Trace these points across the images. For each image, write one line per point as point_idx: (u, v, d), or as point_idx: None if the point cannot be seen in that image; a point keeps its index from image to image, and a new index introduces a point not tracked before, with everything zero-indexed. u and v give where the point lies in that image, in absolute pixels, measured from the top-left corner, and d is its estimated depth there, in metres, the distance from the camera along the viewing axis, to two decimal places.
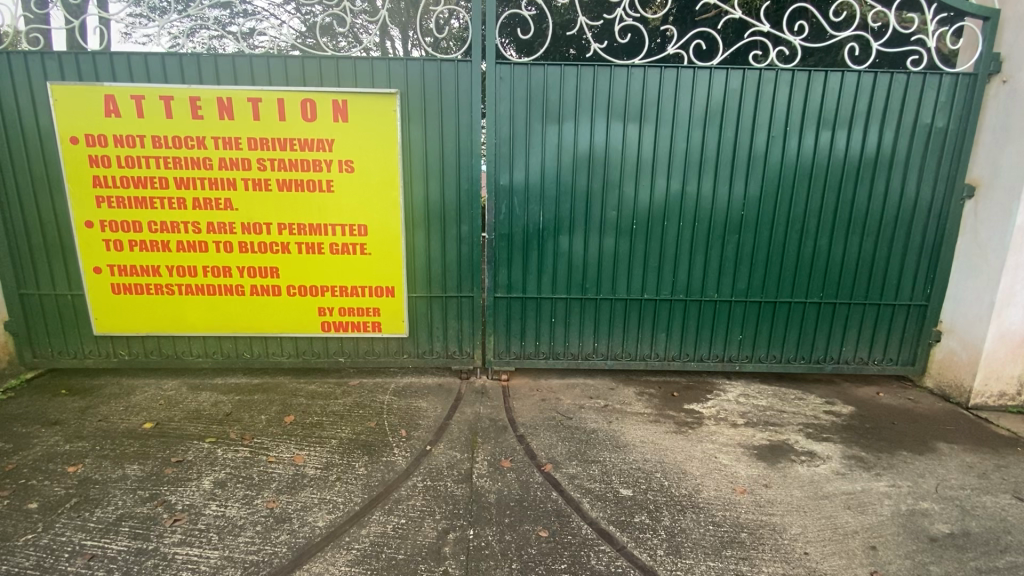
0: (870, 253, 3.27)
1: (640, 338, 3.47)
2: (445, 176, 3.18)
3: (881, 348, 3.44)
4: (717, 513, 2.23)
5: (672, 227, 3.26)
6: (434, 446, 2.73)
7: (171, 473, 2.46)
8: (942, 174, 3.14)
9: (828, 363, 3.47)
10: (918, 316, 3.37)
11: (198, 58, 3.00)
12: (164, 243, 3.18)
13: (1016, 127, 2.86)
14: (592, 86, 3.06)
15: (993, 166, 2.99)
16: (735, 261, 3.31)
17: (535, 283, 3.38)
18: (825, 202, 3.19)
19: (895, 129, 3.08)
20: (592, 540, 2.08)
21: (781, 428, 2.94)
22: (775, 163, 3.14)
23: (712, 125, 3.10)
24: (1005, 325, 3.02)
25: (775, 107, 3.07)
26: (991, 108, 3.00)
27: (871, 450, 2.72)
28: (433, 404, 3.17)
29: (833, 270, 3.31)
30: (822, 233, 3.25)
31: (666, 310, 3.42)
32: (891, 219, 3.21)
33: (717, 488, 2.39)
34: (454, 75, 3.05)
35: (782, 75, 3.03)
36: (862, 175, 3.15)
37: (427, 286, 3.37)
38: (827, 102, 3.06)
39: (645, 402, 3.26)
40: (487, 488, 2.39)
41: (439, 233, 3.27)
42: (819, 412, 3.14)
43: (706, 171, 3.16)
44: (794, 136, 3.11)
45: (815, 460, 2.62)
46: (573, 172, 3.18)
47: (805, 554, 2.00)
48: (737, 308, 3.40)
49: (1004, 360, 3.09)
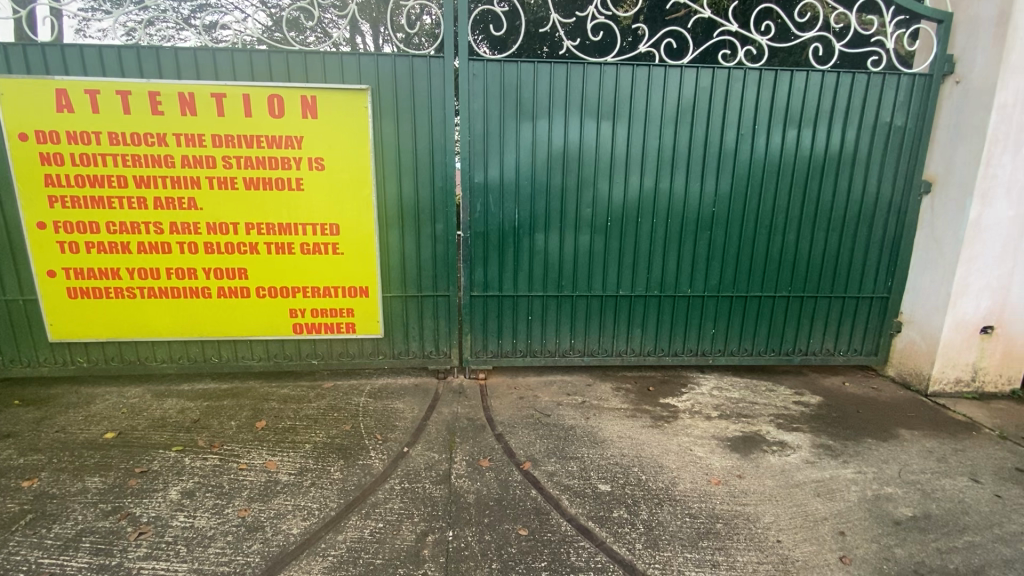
0: (835, 247, 3.37)
1: (615, 335, 3.50)
2: (418, 174, 3.14)
3: (846, 339, 3.56)
4: (694, 505, 2.27)
5: (645, 224, 3.30)
6: (411, 447, 2.70)
7: (135, 485, 2.36)
8: (900, 171, 3.27)
9: (796, 355, 3.57)
10: (880, 308, 3.50)
11: (156, 52, 2.88)
12: (124, 244, 3.04)
13: (968, 126, 2.99)
14: (565, 84, 3.07)
15: (947, 164, 3.12)
16: (708, 257, 3.37)
17: (511, 281, 3.37)
18: (793, 198, 3.28)
19: (857, 127, 3.19)
20: (572, 536, 2.08)
21: (753, 419, 3.02)
22: (744, 160, 3.21)
23: (684, 123, 3.14)
24: (960, 316, 3.16)
25: (743, 106, 3.13)
26: (945, 107, 3.13)
27: (838, 438, 2.81)
28: (410, 405, 3.13)
29: (801, 265, 3.41)
30: (791, 229, 3.34)
31: (640, 306, 3.46)
32: (855, 214, 3.32)
33: (693, 480, 2.44)
34: (427, 72, 3.01)
35: (749, 75, 3.09)
36: (828, 172, 3.25)
37: (402, 286, 3.32)
38: (792, 100, 3.13)
39: (621, 397, 3.29)
40: (466, 488, 2.38)
41: (412, 232, 3.23)
42: (788, 403, 3.23)
43: (678, 169, 3.21)
44: (763, 132, 3.18)
45: (786, 449, 2.69)
46: (548, 170, 3.18)
47: (778, 541, 2.05)
48: (709, 303, 3.47)
49: (960, 349, 3.23)
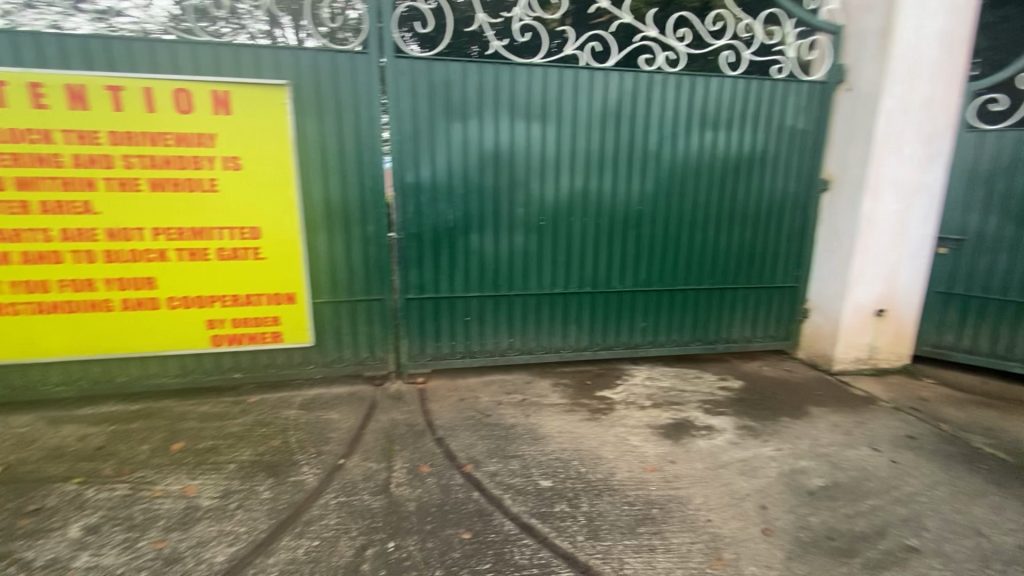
0: (750, 242, 3.63)
1: (552, 332, 3.56)
2: (345, 174, 3.02)
3: (762, 326, 3.84)
4: (631, 493, 2.35)
5: (577, 223, 3.37)
6: (347, 459, 2.59)
7: (27, 525, 2.09)
8: (803, 171, 3.56)
9: (719, 343, 3.81)
10: (790, 296, 3.81)
11: (36, 38, 2.57)
12: (4, 255, 2.69)
13: (858, 130, 3.30)
14: (494, 84, 3.07)
15: (842, 164, 3.44)
16: (637, 253, 3.51)
17: (447, 282, 3.32)
18: (711, 196, 3.49)
19: (765, 130, 3.44)
20: (515, 535, 2.09)
21: (683, 406, 3.18)
22: (667, 161, 3.37)
23: (610, 124, 3.24)
24: (857, 301, 3.49)
25: (664, 109, 3.28)
26: (839, 113, 3.44)
27: (758, 419, 3.02)
28: (345, 415, 3.01)
29: (721, 259, 3.63)
30: (711, 225, 3.55)
31: (576, 303, 3.54)
32: (766, 210, 3.59)
33: (629, 469, 2.53)
34: (350, 68, 2.91)
35: (669, 79, 3.25)
36: (741, 171, 3.48)
37: (332, 291, 3.18)
38: (708, 104, 3.33)
39: (560, 393, 3.35)
40: (406, 496, 2.32)
41: (341, 234, 3.10)
42: (714, 388, 3.43)
43: (606, 169, 3.31)
44: (683, 134, 3.35)
45: (713, 432, 2.86)
46: (480, 170, 3.17)
47: (708, 521, 2.17)
48: (640, 298, 3.61)
49: (857, 331, 3.57)
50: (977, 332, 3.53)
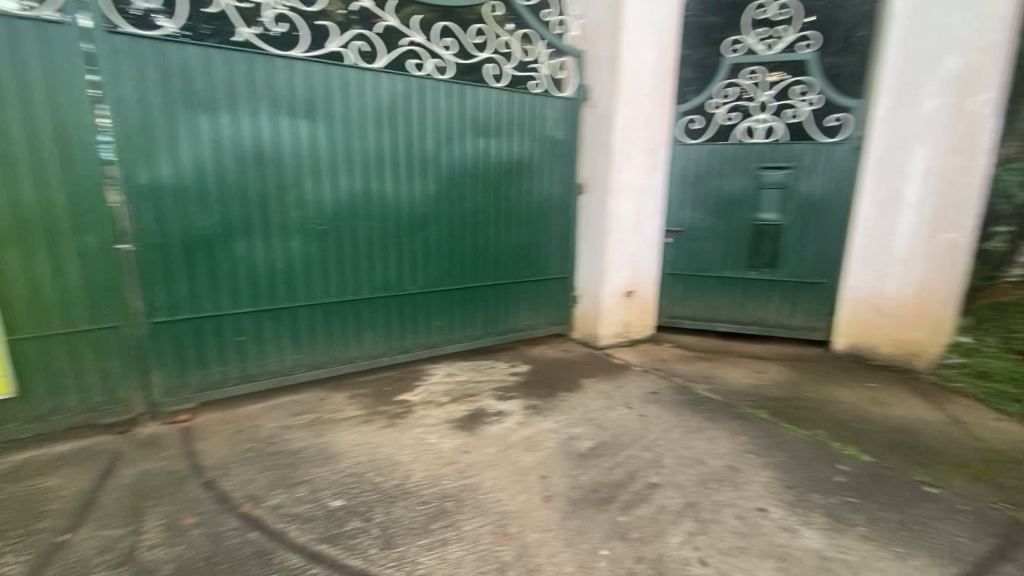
0: (526, 239, 4.00)
1: (344, 342, 3.39)
2: (45, 174, 2.38)
3: (543, 314, 4.29)
4: (426, 492, 2.37)
5: (360, 226, 3.26)
6: (73, 534, 2.06)
7: None
8: (563, 175, 4.07)
9: (509, 333, 4.14)
10: (563, 285, 4.32)
11: None
12: None
13: (601, 141, 3.90)
14: (249, 75, 2.77)
15: (592, 170, 4.02)
16: (425, 255, 3.56)
17: (210, 299, 2.90)
18: (489, 198, 3.74)
19: (530, 138, 3.83)
20: (301, 568, 1.93)
21: (477, 397, 3.34)
22: (446, 164, 3.49)
23: (385, 126, 3.22)
24: (612, 285, 4.14)
25: (438, 114, 3.39)
26: (586, 126, 4.01)
27: (542, 398, 3.35)
28: (71, 479, 2.38)
29: (503, 256, 3.93)
30: (491, 225, 3.80)
31: (367, 309, 3.43)
32: (537, 210, 4.00)
33: (425, 468, 2.56)
34: (38, 38, 2.29)
35: (440, 86, 3.36)
36: (513, 175, 3.81)
37: (35, 322, 2.49)
38: (478, 112, 3.55)
39: (356, 404, 3.21)
40: (161, 559, 1.94)
41: (46, 249, 2.44)
42: (505, 376, 3.69)
43: (386, 171, 3.27)
44: (458, 139, 3.51)
45: (503, 417, 3.08)
46: (241, 171, 2.84)
47: (497, 501, 2.32)
48: (432, 298, 3.68)
49: (615, 310, 4.23)
50: (695, 303, 4.51)
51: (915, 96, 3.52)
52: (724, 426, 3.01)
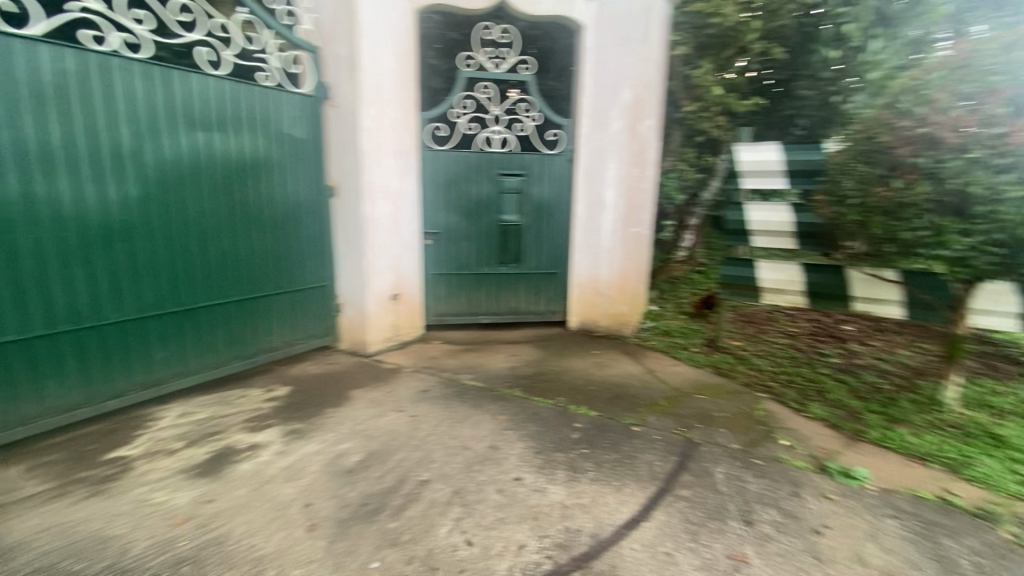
0: (271, 247, 3.66)
1: (10, 397, 2.61)
2: None
3: (302, 327, 3.98)
4: (152, 564, 1.95)
5: (21, 240, 2.56)
6: None
7: None
8: (309, 177, 3.85)
9: (261, 355, 3.74)
10: (323, 293, 4.08)
11: None
12: None
13: (347, 143, 3.80)
14: None
15: (340, 171, 3.90)
16: (133, 272, 2.96)
17: None
18: (218, 202, 3.31)
19: (264, 136, 3.51)
20: None
21: (224, 433, 2.89)
22: (151, 162, 2.97)
23: (48, 112, 2.58)
24: (374, 289, 4.06)
25: (133, 102, 2.86)
26: (330, 125, 3.86)
27: (305, 419, 3.09)
28: None
29: (245, 267, 3.52)
30: (224, 234, 3.37)
31: (46, 346, 2.69)
32: (282, 215, 3.70)
33: (151, 535, 2.09)
34: None
35: (133, 69, 2.85)
36: (247, 176, 3.44)
37: None
38: (191, 104, 3.11)
39: (39, 477, 2.43)
40: None
41: None
42: (260, 402, 3.28)
43: (57, 169, 2.63)
44: (167, 132, 3.01)
45: (258, 450, 2.73)
46: None
47: (251, 548, 2.05)
48: (150, 323, 3.08)
49: (381, 314, 4.17)
50: (458, 300, 4.77)
51: (605, 119, 4.42)
52: (487, 411, 3.25)
